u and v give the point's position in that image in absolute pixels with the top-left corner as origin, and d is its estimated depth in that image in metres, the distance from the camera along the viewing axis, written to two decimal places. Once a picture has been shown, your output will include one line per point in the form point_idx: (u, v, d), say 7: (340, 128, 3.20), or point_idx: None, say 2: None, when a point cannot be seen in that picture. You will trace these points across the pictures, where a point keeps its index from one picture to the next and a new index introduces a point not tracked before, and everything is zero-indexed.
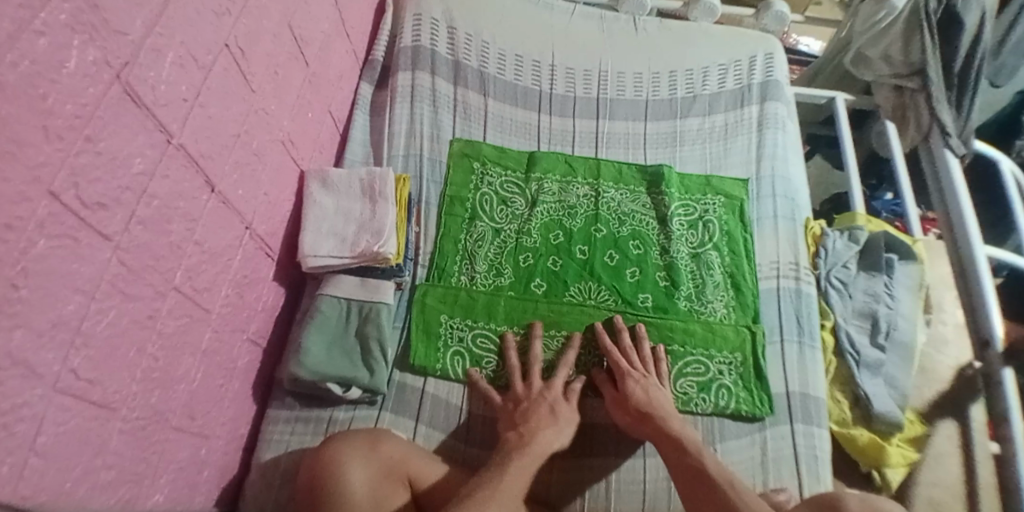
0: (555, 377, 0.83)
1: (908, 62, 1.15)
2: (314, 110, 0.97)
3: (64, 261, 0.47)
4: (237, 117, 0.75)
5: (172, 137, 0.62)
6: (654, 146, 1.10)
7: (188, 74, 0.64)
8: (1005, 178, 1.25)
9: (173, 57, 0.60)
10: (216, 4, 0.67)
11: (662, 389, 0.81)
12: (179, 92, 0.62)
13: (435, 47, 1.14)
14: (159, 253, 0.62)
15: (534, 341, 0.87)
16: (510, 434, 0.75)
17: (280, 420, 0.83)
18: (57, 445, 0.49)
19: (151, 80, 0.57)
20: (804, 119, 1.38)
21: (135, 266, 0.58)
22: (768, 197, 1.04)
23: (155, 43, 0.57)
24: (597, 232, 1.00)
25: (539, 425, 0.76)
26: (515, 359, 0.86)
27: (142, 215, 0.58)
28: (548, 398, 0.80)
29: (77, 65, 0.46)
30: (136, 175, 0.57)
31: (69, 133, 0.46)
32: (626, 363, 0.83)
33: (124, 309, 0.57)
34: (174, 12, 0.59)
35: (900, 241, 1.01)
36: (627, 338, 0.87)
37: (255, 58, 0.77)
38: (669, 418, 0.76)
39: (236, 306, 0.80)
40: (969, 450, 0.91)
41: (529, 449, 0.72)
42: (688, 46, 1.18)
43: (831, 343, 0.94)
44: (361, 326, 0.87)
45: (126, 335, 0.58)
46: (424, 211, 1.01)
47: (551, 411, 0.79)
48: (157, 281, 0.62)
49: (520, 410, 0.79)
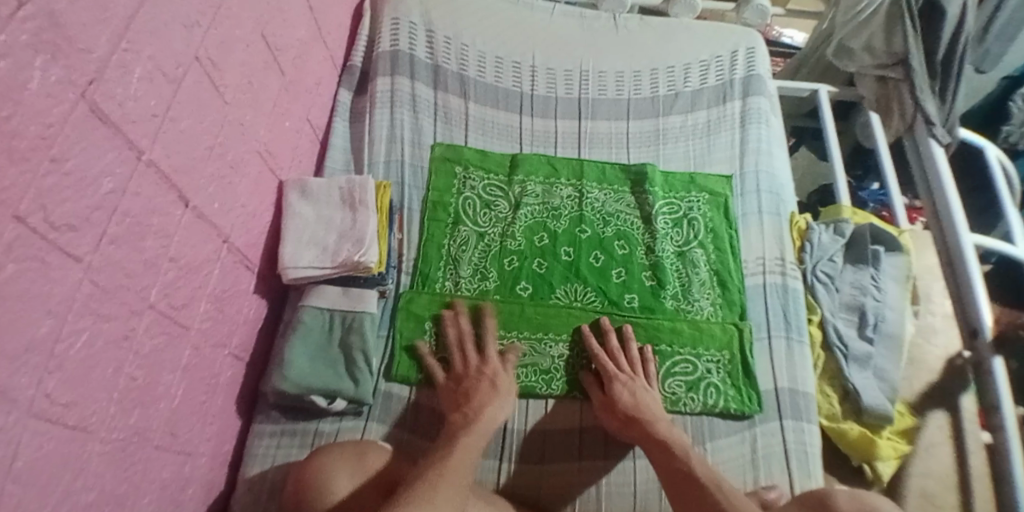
0: (489, 351, 0.84)
1: (891, 52, 1.13)
2: (292, 118, 0.96)
3: (34, 284, 0.46)
4: (210, 129, 0.73)
5: (142, 153, 0.61)
6: (637, 145, 1.09)
7: (158, 88, 0.62)
8: (991, 164, 1.25)
9: (141, 72, 0.59)
10: (185, 16, 0.66)
11: (650, 391, 0.81)
12: (148, 107, 0.61)
13: (414, 50, 1.13)
14: (132, 270, 0.61)
15: (461, 316, 0.88)
16: (456, 415, 0.76)
17: (265, 434, 0.82)
18: (34, 469, 0.48)
19: (119, 95, 0.56)
20: (788, 112, 1.38)
21: (108, 285, 0.57)
22: (753, 193, 1.04)
23: (121, 58, 0.56)
24: (582, 233, 0.99)
25: (483, 402, 0.77)
26: (454, 335, 0.87)
27: (113, 233, 0.57)
28: (486, 374, 0.81)
29: (40, 86, 0.45)
30: (106, 193, 0.55)
31: (34, 154, 0.45)
32: (613, 366, 0.83)
33: (99, 330, 0.56)
34: (140, 26, 0.58)
35: (886, 232, 1.00)
36: (613, 340, 0.86)
37: (228, 69, 0.76)
38: (656, 420, 0.76)
39: (217, 321, 0.79)
40: (960, 439, 0.91)
41: (475, 427, 0.73)
42: (669, 42, 1.17)
43: (818, 337, 0.93)
44: (345, 336, 0.86)
45: (101, 356, 0.57)
46: (407, 217, 1.00)
47: (492, 386, 0.80)
48: (132, 299, 0.61)
49: (461, 390, 0.79)
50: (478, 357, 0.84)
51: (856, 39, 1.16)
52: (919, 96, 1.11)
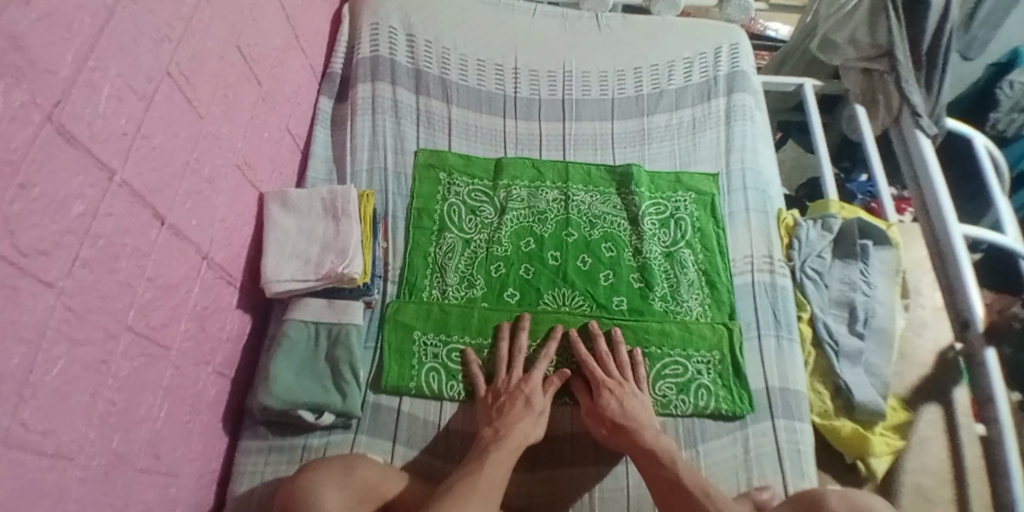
0: (535, 369, 0.83)
1: (875, 45, 1.13)
2: (271, 129, 0.94)
3: (6, 313, 0.45)
4: (184, 145, 0.72)
5: (114, 174, 0.59)
6: (622, 145, 1.09)
7: (128, 106, 0.61)
8: (979, 153, 1.24)
9: (109, 91, 0.58)
10: (153, 30, 0.64)
11: (639, 396, 0.80)
12: (118, 126, 0.59)
13: (394, 55, 1.11)
14: (107, 293, 0.59)
15: (521, 332, 0.87)
16: (487, 429, 0.76)
17: (251, 451, 0.81)
18: (14, 500, 0.47)
19: (87, 115, 0.54)
20: (774, 106, 1.37)
21: (82, 309, 0.55)
22: (739, 190, 1.03)
23: (88, 78, 0.54)
24: (568, 237, 0.98)
25: (516, 419, 0.76)
26: (505, 349, 0.86)
27: (86, 256, 0.56)
28: (524, 391, 0.80)
29: (5, 109, 0.43)
30: (77, 216, 0.54)
31: (1, 181, 0.43)
32: (601, 372, 0.82)
33: (75, 356, 0.55)
34: (106, 43, 0.57)
35: (875, 226, 1.00)
36: (600, 345, 0.85)
37: (201, 82, 0.75)
38: (644, 428, 0.75)
39: (198, 339, 0.78)
40: (953, 433, 0.91)
41: (506, 444, 0.72)
42: (652, 40, 1.16)
43: (808, 334, 0.93)
44: (331, 349, 0.85)
45: (78, 382, 0.55)
46: (391, 225, 0.99)
47: (527, 404, 0.78)
48: (108, 322, 0.60)
49: (497, 406, 0.79)
50: (522, 374, 0.83)
51: (840, 32, 1.17)
52: (905, 89, 1.11)
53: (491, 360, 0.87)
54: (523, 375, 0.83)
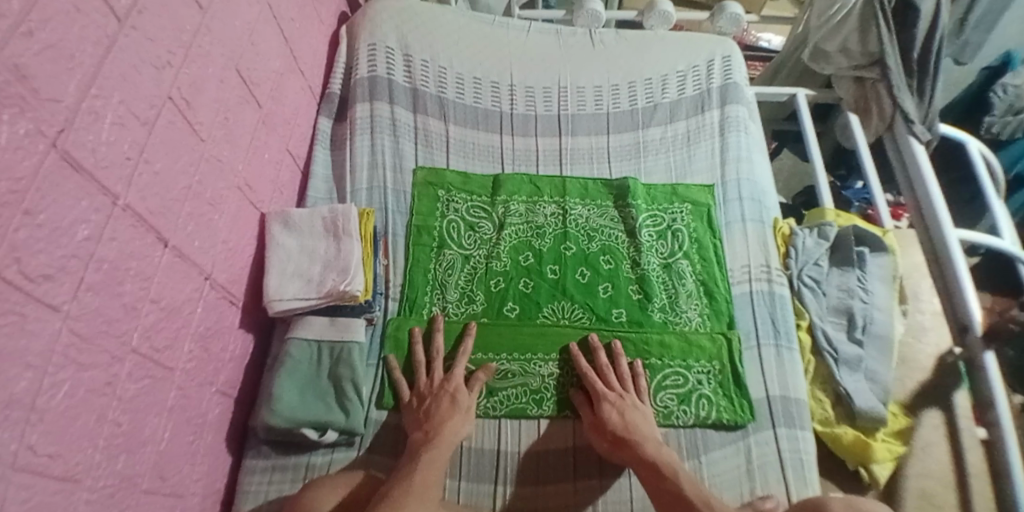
0: (454, 368, 0.85)
1: (866, 53, 1.15)
2: (271, 150, 0.96)
3: (12, 338, 0.46)
4: (186, 168, 0.73)
5: (117, 198, 0.60)
6: (618, 159, 1.10)
7: (130, 131, 0.62)
8: (974, 158, 1.25)
9: (112, 117, 0.59)
10: (154, 57, 0.66)
11: (640, 408, 0.81)
12: (121, 151, 0.61)
13: (392, 75, 1.13)
14: (113, 316, 0.60)
15: (437, 334, 0.89)
16: (417, 434, 0.77)
17: (256, 470, 0.81)
18: None
19: (91, 142, 0.56)
20: (767, 116, 1.38)
21: (87, 334, 0.56)
22: (735, 201, 1.04)
23: (91, 106, 0.56)
24: (567, 250, 0.99)
25: (444, 419, 0.78)
26: (420, 353, 0.87)
27: (90, 280, 0.57)
28: (448, 390, 0.82)
29: (8, 139, 0.45)
30: (82, 240, 0.55)
31: (6, 209, 0.45)
32: (602, 384, 0.83)
33: (80, 379, 0.55)
34: (108, 71, 0.58)
35: (870, 234, 1.00)
36: (600, 358, 0.86)
37: (202, 107, 0.76)
38: (645, 440, 0.76)
39: (202, 360, 0.79)
40: (956, 437, 0.90)
41: (435, 443, 0.74)
42: (645, 55, 1.18)
43: (807, 342, 0.93)
44: (334, 367, 0.86)
45: (85, 405, 0.56)
46: (391, 243, 1.00)
47: (452, 402, 0.80)
48: (113, 345, 0.60)
49: (424, 408, 0.80)
50: (444, 375, 0.85)
51: (831, 41, 1.18)
52: (898, 95, 1.12)
53: (409, 364, 0.88)
54: (445, 376, 0.85)
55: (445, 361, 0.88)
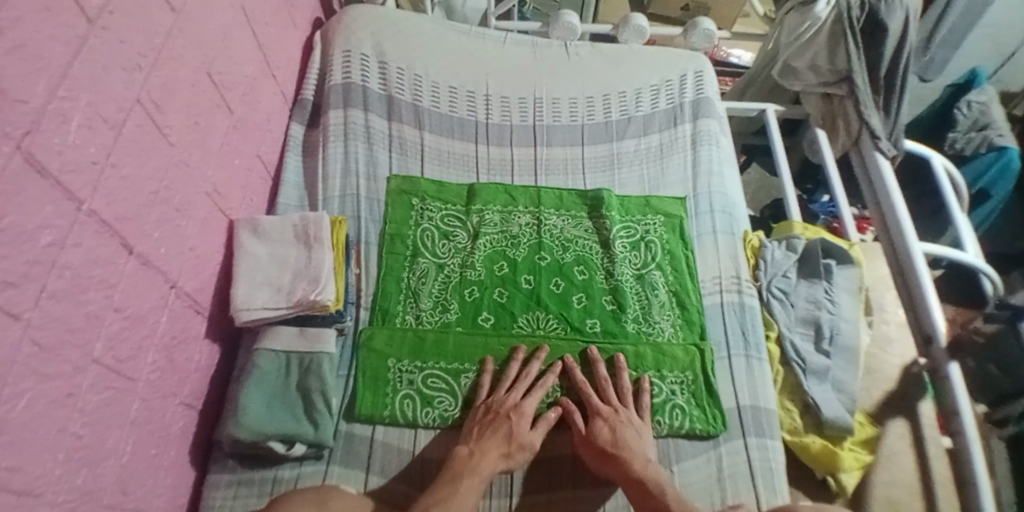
0: (532, 397, 0.83)
1: (834, 70, 1.18)
2: (242, 156, 0.94)
3: None
4: (154, 173, 0.72)
5: (82, 203, 0.59)
6: (592, 170, 1.11)
7: (97, 135, 0.61)
8: (937, 173, 1.29)
9: (80, 119, 0.58)
10: (124, 60, 0.65)
11: (632, 426, 0.80)
12: (88, 155, 0.59)
13: (367, 83, 1.13)
14: (75, 325, 0.58)
15: (513, 363, 0.87)
16: (462, 450, 0.77)
17: (220, 485, 0.78)
18: None
19: (57, 145, 0.54)
20: (738, 131, 1.42)
21: (50, 343, 0.55)
22: (706, 213, 1.06)
23: (58, 107, 0.54)
24: (541, 260, 0.99)
25: (491, 447, 0.76)
26: (487, 382, 0.86)
27: (53, 287, 0.55)
28: (514, 420, 0.80)
29: None
30: (45, 247, 0.54)
31: None
32: (597, 398, 0.83)
33: (42, 390, 0.54)
34: (77, 73, 0.57)
35: (836, 246, 1.03)
36: (599, 372, 0.86)
37: (172, 111, 0.75)
38: (632, 457, 0.76)
39: (166, 371, 0.76)
40: (921, 446, 0.92)
41: (476, 471, 0.73)
42: (620, 69, 1.20)
43: (776, 353, 0.95)
44: (303, 378, 0.84)
45: (46, 416, 0.54)
46: (364, 251, 0.99)
47: (510, 434, 0.78)
48: (75, 356, 0.58)
49: (483, 426, 0.80)
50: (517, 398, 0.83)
51: (800, 59, 1.22)
52: (864, 112, 1.15)
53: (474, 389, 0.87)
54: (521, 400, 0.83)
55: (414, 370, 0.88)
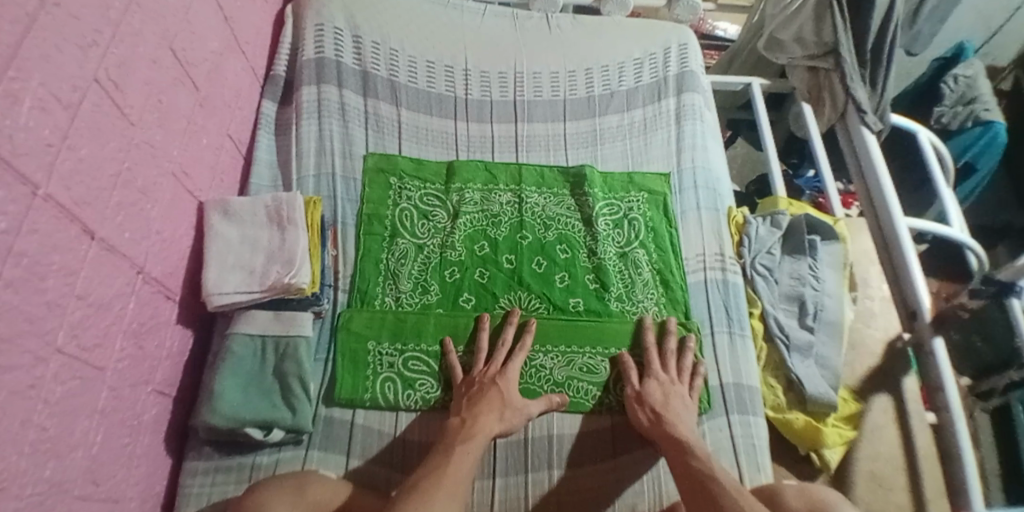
0: (511, 361, 0.83)
1: (820, 42, 1.15)
2: (209, 135, 0.91)
3: None
4: (114, 154, 0.67)
5: (37, 188, 0.54)
6: (575, 147, 1.09)
7: (51, 116, 0.56)
8: (923, 147, 1.28)
9: (32, 101, 0.53)
10: (78, 36, 0.59)
11: (685, 399, 0.81)
12: (41, 137, 0.54)
13: (341, 58, 1.09)
14: (35, 314, 0.55)
15: (482, 333, 0.86)
16: (454, 419, 0.76)
17: (197, 472, 0.77)
18: None
19: (7, 128, 0.49)
20: (723, 106, 1.40)
21: (8, 333, 0.51)
22: (690, 190, 1.04)
23: (7, 88, 0.49)
24: (523, 240, 0.97)
25: (484, 412, 0.76)
26: (454, 361, 0.84)
27: (8, 276, 0.51)
28: (500, 385, 0.80)
29: None
30: None
31: None
32: (658, 364, 0.84)
33: (1, 382, 0.51)
34: (28, 50, 0.52)
35: (821, 222, 1.02)
36: (665, 342, 0.87)
37: (133, 90, 0.70)
38: (679, 421, 0.76)
39: (136, 358, 0.74)
40: (905, 421, 0.92)
41: (473, 435, 0.72)
42: (602, 41, 1.17)
43: (760, 329, 0.94)
44: (279, 362, 0.82)
45: (7, 409, 0.52)
46: (341, 231, 0.96)
47: (500, 398, 0.78)
48: (36, 346, 0.56)
49: (470, 395, 0.79)
50: (496, 366, 0.83)
51: (786, 31, 1.19)
52: (851, 86, 1.13)
53: (445, 369, 0.86)
54: (502, 368, 0.82)
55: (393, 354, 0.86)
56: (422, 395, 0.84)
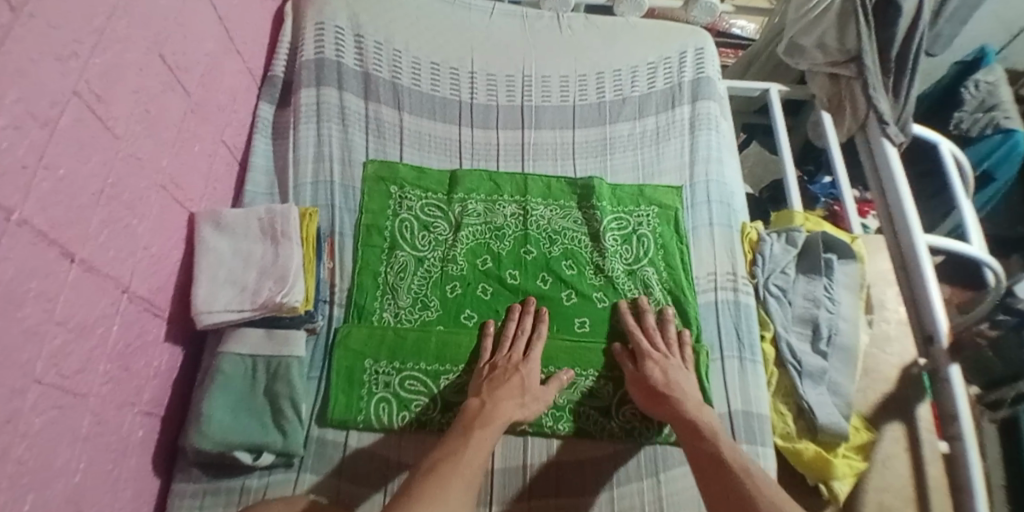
0: (532, 352, 0.82)
1: (843, 49, 1.10)
2: (203, 142, 0.86)
3: None
4: (97, 171, 0.62)
5: (12, 212, 0.50)
6: (583, 156, 1.04)
7: (28, 134, 0.51)
8: (944, 159, 1.23)
9: (7, 120, 0.48)
10: (59, 48, 0.55)
11: (685, 374, 0.80)
12: (16, 158, 0.50)
13: (341, 58, 1.04)
14: (13, 345, 0.51)
15: (510, 322, 0.86)
16: (474, 401, 0.75)
17: (185, 495, 0.74)
18: None
19: None
20: (739, 110, 1.35)
21: None
22: (703, 204, 1.00)
23: None
24: (527, 254, 0.93)
25: (505, 397, 0.75)
26: (489, 345, 0.84)
27: None
28: (521, 371, 0.79)
29: None
30: None
31: None
32: (646, 344, 0.83)
33: None
34: (1, 64, 0.47)
35: (838, 240, 0.97)
36: (649, 320, 0.87)
37: (117, 101, 0.65)
38: (686, 400, 0.76)
39: (121, 380, 0.70)
40: (915, 449, 0.89)
41: (491, 421, 0.72)
42: (615, 44, 1.12)
43: (771, 354, 0.91)
44: (271, 383, 0.79)
45: None
46: (338, 243, 0.92)
47: (521, 385, 0.78)
48: (15, 378, 0.52)
49: (491, 378, 0.78)
50: (521, 354, 0.82)
51: (808, 37, 1.12)
52: (873, 95, 1.08)
53: (460, 389, 0.82)
54: (523, 356, 0.82)
55: (388, 374, 0.83)
56: (418, 417, 0.81)
